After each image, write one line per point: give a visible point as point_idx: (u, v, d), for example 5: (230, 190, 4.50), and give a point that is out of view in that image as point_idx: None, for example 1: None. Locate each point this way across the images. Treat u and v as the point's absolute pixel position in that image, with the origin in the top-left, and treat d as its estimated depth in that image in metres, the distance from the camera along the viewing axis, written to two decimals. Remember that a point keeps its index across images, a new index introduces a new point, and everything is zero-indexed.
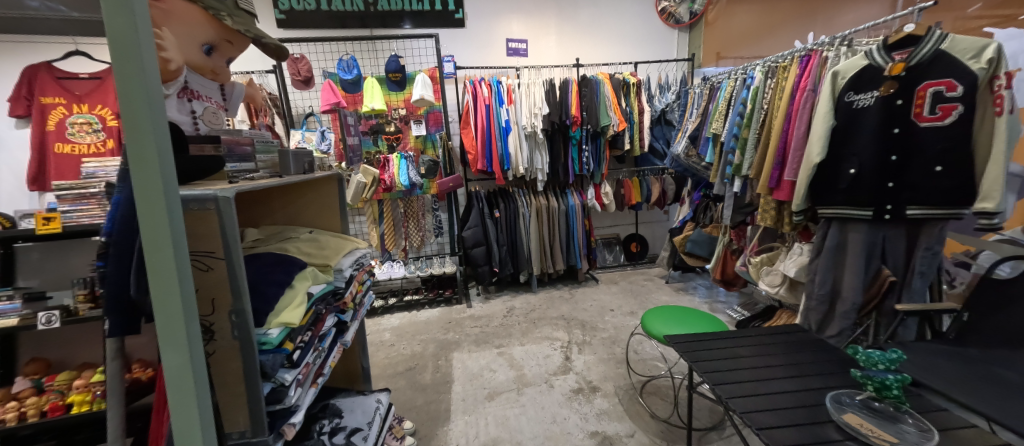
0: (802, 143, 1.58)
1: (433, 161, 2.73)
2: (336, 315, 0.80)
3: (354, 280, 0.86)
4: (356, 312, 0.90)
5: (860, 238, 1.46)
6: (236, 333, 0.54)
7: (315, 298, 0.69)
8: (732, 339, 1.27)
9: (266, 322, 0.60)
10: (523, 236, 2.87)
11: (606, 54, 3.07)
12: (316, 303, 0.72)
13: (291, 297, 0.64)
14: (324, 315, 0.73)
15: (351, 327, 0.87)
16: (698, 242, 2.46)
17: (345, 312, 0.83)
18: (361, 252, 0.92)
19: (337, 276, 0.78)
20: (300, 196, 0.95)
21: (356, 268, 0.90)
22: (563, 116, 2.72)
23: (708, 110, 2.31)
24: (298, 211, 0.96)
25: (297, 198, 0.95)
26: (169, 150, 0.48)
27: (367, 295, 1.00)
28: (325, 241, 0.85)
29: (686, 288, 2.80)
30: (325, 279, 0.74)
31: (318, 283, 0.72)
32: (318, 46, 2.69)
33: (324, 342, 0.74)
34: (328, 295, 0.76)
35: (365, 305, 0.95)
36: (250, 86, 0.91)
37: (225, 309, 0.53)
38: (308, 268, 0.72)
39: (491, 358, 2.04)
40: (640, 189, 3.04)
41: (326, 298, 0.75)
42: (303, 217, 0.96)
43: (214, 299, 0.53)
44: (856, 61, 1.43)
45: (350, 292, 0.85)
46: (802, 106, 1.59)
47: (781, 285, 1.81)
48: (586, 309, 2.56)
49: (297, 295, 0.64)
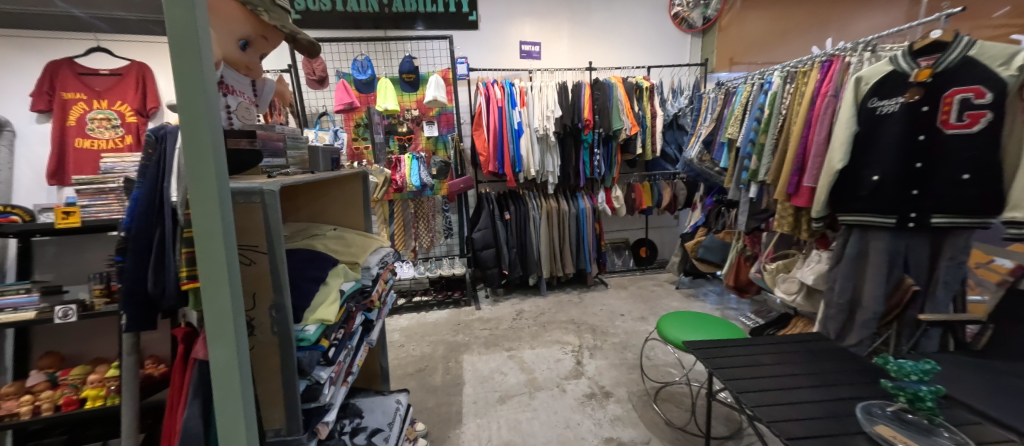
0: (822, 149, 1.56)
1: (444, 162, 2.73)
2: (362, 313, 0.79)
3: (380, 278, 0.85)
4: (380, 311, 0.90)
5: (882, 246, 1.43)
6: (275, 329, 0.53)
7: (346, 295, 0.68)
8: (752, 347, 1.25)
9: (304, 317, 0.59)
10: (532, 239, 2.85)
11: (618, 58, 3.07)
12: (347, 301, 0.71)
13: (325, 294, 0.63)
14: (353, 313, 0.72)
15: (376, 325, 0.86)
16: (710, 248, 2.44)
17: (371, 311, 0.82)
18: (385, 252, 0.91)
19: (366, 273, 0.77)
20: (325, 193, 0.94)
21: (380, 267, 0.89)
22: (575, 119, 2.71)
23: (722, 114, 2.30)
24: (321, 208, 0.95)
25: (322, 196, 0.94)
26: (219, 141, 0.48)
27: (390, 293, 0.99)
28: (350, 238, 0.84)
29: (696, 294, 2.77)
30: (354, 276, 0.73)
31: (348, 280, 0.71)
32: (332, 47, 2.71)
33: (353, 340, 0.73)
34: (356, 293, 0.75)
35: (388, 304, 0.95)
36: (279, 83, 0.91)
37: (266, 303, 0.53)
38: (339, 265, 0.71)
39: (501, 361, 2.02)
40: (651, 194, 3.02)
41: (355, 296, 0.74)
42: (326, 216, 0.95)
43: (255, 294, 0.53)
44: (879, 67, 1.42)
45: (376, 290, 0.84)
46: (823, 112, 1.58)
47: (798, 293, 1.79)
48: (596, 313, 2.54)
49: (332, 291, 0.64)
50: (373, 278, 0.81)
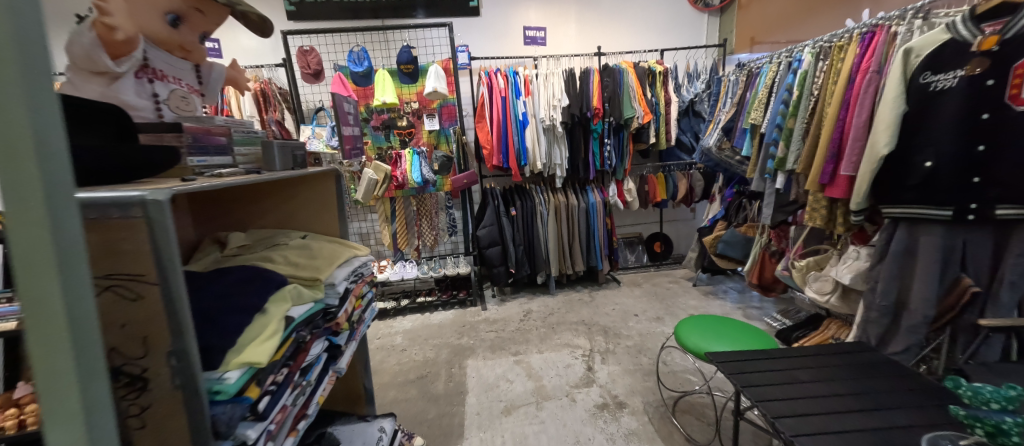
0: (862, 133, 1.39)
1: (447, 157, 2.61)
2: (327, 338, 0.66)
3: (352, 293, 0.72)
4: (355, 331, 0.76)
5: (935, 242, 1.26)
6: (176, 383, 0.39)
7: (296, 324, 0.54)
8: (787, 360, 1.10)
9: (224, 362, 0.44)
10: (540, 235, 2.72)
11: (629, 42, 2.88)
12: (300, 329, 0.57)
13: (262, 326, 0.49)
14: (308, 342, 0.58)
15: (347, 351, 0.73)
16: (730, 243, 2.26)
17: (340, 335, 0.68)
18: (360, 260, 0.79)
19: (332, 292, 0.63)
20: (291, 197, 0.81)
21: (355, 280, 0.75)
22: (583, 108, 2.55)
23: (744, 98, 2.11)
24: (288, 213, 0.82)
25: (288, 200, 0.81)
26: (52, 114, 0.30)
27: (371, 308, 0.86)
28: (316, 248, 0.72)
29: (715, 292, 2.61)
30: (312, 298, 0.59)
31: (302, 305, 0.57)
32: (327, 38, 2.59)
33: (307, 376, 0.61)
34: (317, 317, 0.61)
35: (367, 323, 0.81)
36: (231, 68, 0.80)
37: (162, 352, 0.38)
38: (289, 285, 0.57)
39: (507, 366, 1.91)
40: (665, 186, 2.85)
41: (315, 321, 0.60)
42: (294, 222, 0.82)
43: (146, 338, 0.38)
44: (934, 36, 1.23)
45: (348, 309, 0.70)
46: (863, 90, 1.40)
47: (832, 293, 1.63)
48: (608, 314, 2.40)
49: (272, 323, 0.49)
50: (342, 296, 0.66)
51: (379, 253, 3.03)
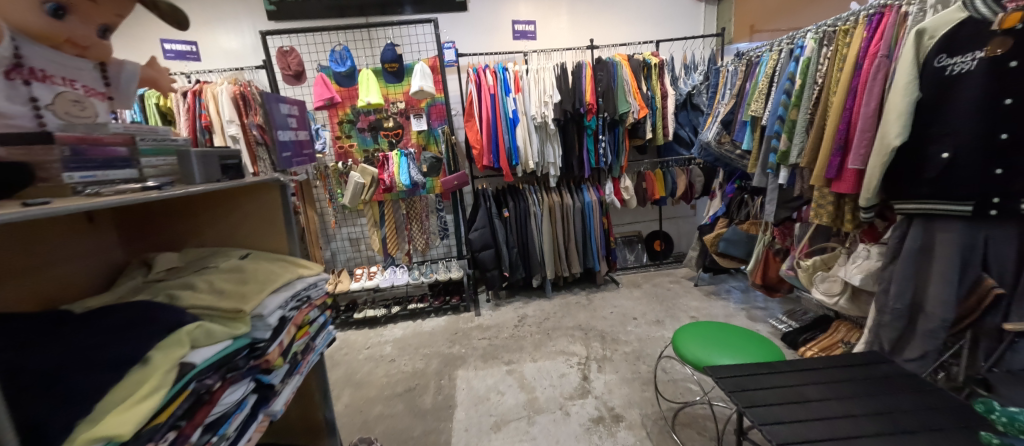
0: (872, 123, 1.28)
1: (435, 158, 2.52)
2: (256, 376, 0.59)
3: (290, 324, 0.64)
4: (298, 364, 0.69)
5: (954, 240, 1.16)
6: None
7: (191, 373, 0.45)
8: (794, 374, 1.00)
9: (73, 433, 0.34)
10: (535, 237, 2.63)
11: (623, 33, 2.77)
12: (203, 374, 0.48)
13: (139, 380, 0.40)
14: (218, 389, 0.51)
15: (285, 388, 0.65)
16: (732, 242, 2.16)
17: (271, 372, 0.60)
18: (307, 281, 0.70)
19: (256, 326, 0.56)
20: (231, 208, 0.73)
21: (297, 307, 0.67)
22: (576, 104, 2.46)
23: (743, 89, 2.01)
24: (229, 227, 0.74)
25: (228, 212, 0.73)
26: None
27: (322, 335, 0.78)
28: (251, 270, 0.63)
29: (718, 292, 2.50)
30: (222, 337, 0.50)
31: (210, 346, 0.49)
32: (308, 37, 2.49)
33: (225, 425, 0.52)
34: (233, 357, 0.53)
35: (313, 353, 0.73)
36: (147, 67, 0.69)
37: None
38: (193, 322, 0.48)
39: (499, 377, 1.82)
40: (664, 183, 2.74)
41: (228, 362, 0.52)
42: (236, 236, 0.74)
43: None
44: (950, 14, 1.11)
45: (281, 342, 0.62)
46: (871, 77, 1.29)
47: (841, 295, 1.53)
48: (606, 317, 2.31)
49: (152, 376, 0.41)
50: (272, 328, 0.59)
51: (370, 259, 2.95)
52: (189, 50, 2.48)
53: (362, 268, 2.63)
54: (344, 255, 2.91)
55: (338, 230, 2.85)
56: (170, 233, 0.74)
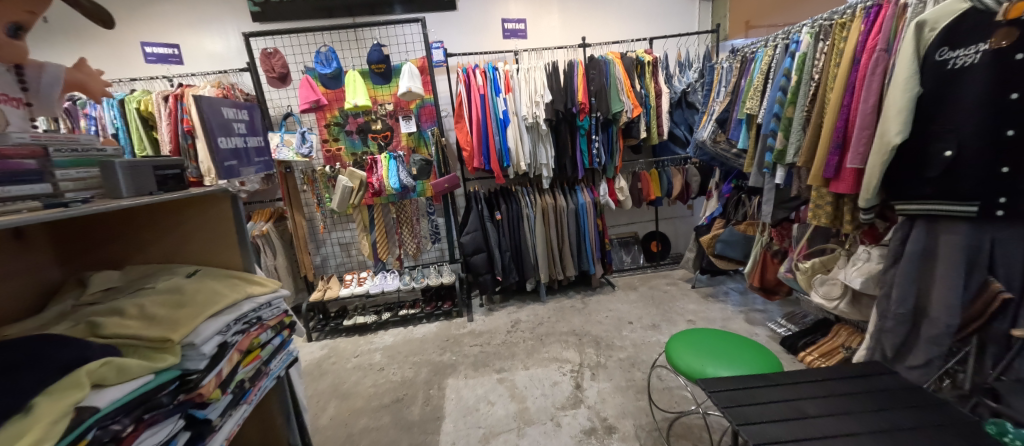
0: (871, 120, 1.23)
1: (425, 160, 2.46)
2: (188, 412, 0.56)
3: (232, 352, 0.62)
4: (246, 393, 0.66)
5: (959, 242, 1.10)
6: None
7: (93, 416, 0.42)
8: (792, 388, 0.94)
9: None
10: (527, 240, 2.58)
11: (616, 31, 2.71)
12: (111, 415, 0.45)
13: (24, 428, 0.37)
14: (133, 432, 0.47)
15: (228, 421, 0.62)
16: (729, 243, 2.11)
17: (207, 405, 0.57)
18: (256, 302, 0.68)
19: (187, 357, 0.54)
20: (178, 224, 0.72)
21: (242, 332, 0.65)
22: (568, 104, 2.40)
23: (739, 86, 1.95)
24: (174, 243, 0.72)
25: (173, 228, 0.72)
26: None
27: (274, 361, 0.76)
28: (191, 292, 0.59)
29: (715, 294, 2.45)
30: (137, 374, 0.48)
31: (120, 385, 0.46)
32: (293, 39, 2.44)
33: None
34: (154, 394, 0.50)
35: (261, 381, 0.71)
36: (74, 70, 0.65)
37: None
38: (104, 359, 0.45)
39: (489, 386, 1.77)
40: (659, 183, 2.69)
41: (147, 399, 0.49)
42: (182, 254, 0.73)
43: None
44: (951, 5, 1.06)
45: (221, 372, 0.59)
46: (869, 72, 1.24)
47: (841, 299, 1.48)
48: (601, 322, 2.25)
49: (33, 427, 0.37)
50: (208, 358, 0.56)
51: (361, 264, 2.89)
52: (171, 53, 2.44)
53: (351, 274, 2.58)
54: (335, 260, 2.86)
55: (328, 235, 2.80)
56: (104, 255, 0.69)
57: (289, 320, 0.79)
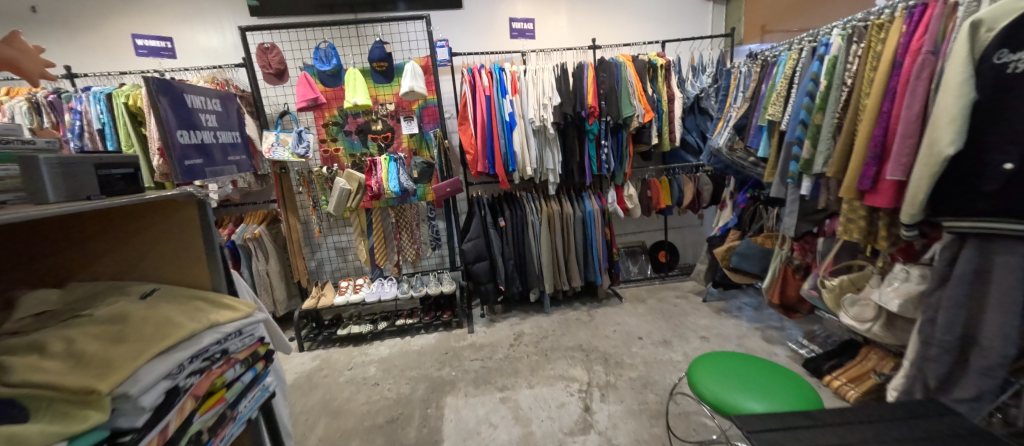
0: (915, 128, 1.12)
1: (426, 163, 2.35)
2: None
3: (184, 399, 0.51)
4: None
5: (1018, 265, 0.99)
6: None
7: None
8: (839, 429, 0.83)
9: None
10: (532, 248, 2.47)
11: (627, 33, 2.62)
12: None
13: None
14: None
15: None
16: (745, 256, 2.00)
17: None
18: (222, 332, 0.57)
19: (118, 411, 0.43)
20: (141, 232, 0.63)
21: (198, 373, 0.55)
22: (577, 107, 2.30)
23: (758, 91, 1.85)
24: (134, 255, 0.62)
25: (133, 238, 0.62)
26: None
27: (244, 404, 0.64)
28: (138, 322, 0.48)
29: (728, 309, 2.33)
30: None
31: None
32: (291, 34, 2.34)
33: None
34: None
35: (225, 432, 0.59)
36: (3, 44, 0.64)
37: None
38: None
39: (491, 406, 1.65)
40: (670, 191, 2.58)
41: None
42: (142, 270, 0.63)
43: None
44: (1011, 4, 0.96)
45: (167, 426, 0.49)
46: (913, 76, 1.13)
47: (874, 321, 1.37)
48: (609, 336, 2.14)
49: None
50: (150, 410, 0.45)
51: (358, 269, 2.78)
52: (164, 46, 2.33)
53: (347, 280, 2.46)
54: (330, 265, 2.74)
55: (324, 239, 2.69)
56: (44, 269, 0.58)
57: (264, 350, 0.69)
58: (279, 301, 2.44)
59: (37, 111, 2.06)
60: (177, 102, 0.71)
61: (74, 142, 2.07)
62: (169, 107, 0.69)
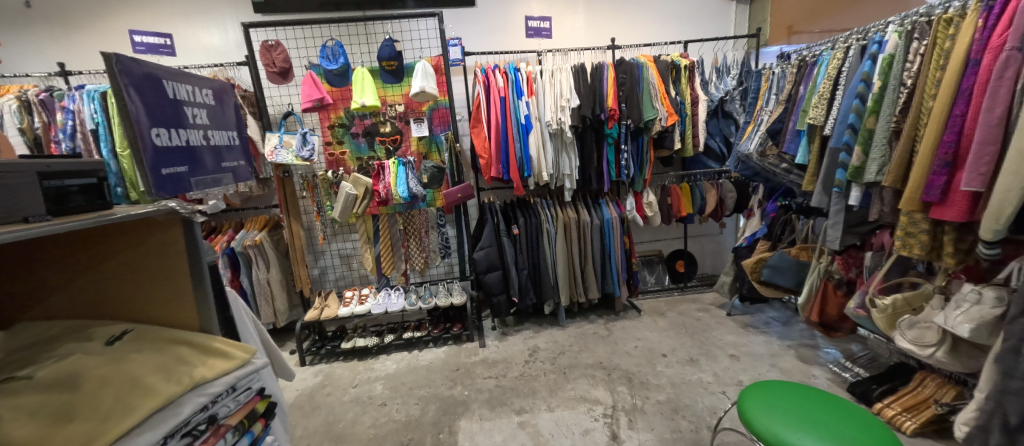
0: (996, 133, 1.00)
1: (437, 167, 2.23)
2: None
3: None
4: None
5: None
6: None
7: None
8: None
9: None
10: (547, 257, 2.34)
11: (647, 33, 2.51)
12: None
13: None
14: None
15: None
16: (779, 269, 1.87)
17: None
18: (205, 395, 0.47)
19: None
20: (133, 246, 0.52)
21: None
22: (596, 109, 2.19)
23: (795, 93, 1.74)
24: (125, 275, 0.52)
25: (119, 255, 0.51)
26: None
27: None
28: (90, 389, 0.39)
29: (756, 324, 2.20)
30: None
31: None
32: (296, 31, 2.23)
33: None
34: None
35: None
36: None
37: None
38: None
39: (509, 432, 1.52)
40: (691, 198, 2.46)
41: None
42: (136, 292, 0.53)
43: None
44: None
45: None
46: (993, 75, 1.01)
47: (937, 346, 1.25)
48: (630, 353, 2.00)
49: None
50: None
51: (363, 278, 2.66)
52: (163, 43, 2.21)
53: (352, 290, 2.34)
54: (334, 274, 2.62)
55: (328, 245, 2.57)
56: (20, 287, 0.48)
57: (263, 407, 0.58)
58: (280, 312, 2.31)
59: (28, 110, 1.95)
60: (153, 92, 0.60)
61: (66, 143, 1.95)
62: (142, 97, 0.57)
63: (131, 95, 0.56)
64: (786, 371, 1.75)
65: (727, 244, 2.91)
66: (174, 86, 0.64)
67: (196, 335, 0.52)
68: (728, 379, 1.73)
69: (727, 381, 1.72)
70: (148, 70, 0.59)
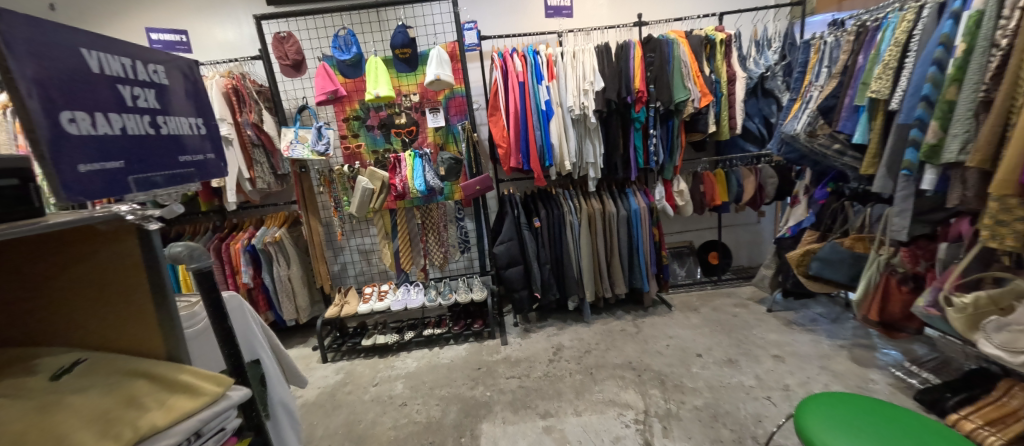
0: None
1: (455, 159, 2.15)
2: None
3: None
4: None
5: None
6: None
7: None
8: None
9: None
10: (570, 251, 2.23)
11: (678, 5, 2.31)
12: None
13: None
14: None
15: None
16: (828, 262, 1.69)
17: None
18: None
19: None
20: (82, 262, 0.47)
21: None
22: (622, 92, 2.03)
23: (851, 65, 1.54)
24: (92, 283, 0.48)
25: (83, 262, 0.47)
26: None
27: None
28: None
29: (801, 321, 2.03)
30: None
31: None
32: (308, 21, 2.17)
33: None
34: None
35: None
36: None
37: None
38: None
39: (534, 437, 1.44)
40: (727, 186, 2.27)
41: None
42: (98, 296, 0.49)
43: None
44: None
45: None
46: None
47: None
48: (662, 353, 1.88)
49: None
50: None
51: (382, 274, 2.62)
52: (179, 40, 2.12)
53: (371, 286, 2.30)
54: (354, 269, 2.60)
55: (347, 241, 2.54)
56: None
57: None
58: (302, 308, 2.31)
59: None
60: (67, 68, 0.40)
61: None
62: (46, 75, 0.37)
63: (25, 69, 0.36)
64: (840, 375, 1.58)
65: (764, 234, 2.70)
66: (105, 58, 0.44)
67: (161, 366, 0.47)
68: (772, 383, 1.58)
69: (773, 386, 1.57)
70: (58, 33, 0.39)
